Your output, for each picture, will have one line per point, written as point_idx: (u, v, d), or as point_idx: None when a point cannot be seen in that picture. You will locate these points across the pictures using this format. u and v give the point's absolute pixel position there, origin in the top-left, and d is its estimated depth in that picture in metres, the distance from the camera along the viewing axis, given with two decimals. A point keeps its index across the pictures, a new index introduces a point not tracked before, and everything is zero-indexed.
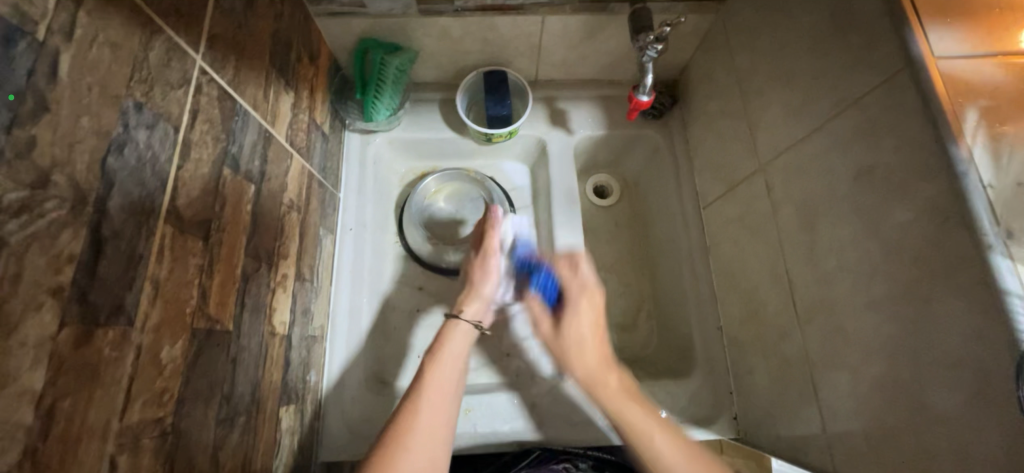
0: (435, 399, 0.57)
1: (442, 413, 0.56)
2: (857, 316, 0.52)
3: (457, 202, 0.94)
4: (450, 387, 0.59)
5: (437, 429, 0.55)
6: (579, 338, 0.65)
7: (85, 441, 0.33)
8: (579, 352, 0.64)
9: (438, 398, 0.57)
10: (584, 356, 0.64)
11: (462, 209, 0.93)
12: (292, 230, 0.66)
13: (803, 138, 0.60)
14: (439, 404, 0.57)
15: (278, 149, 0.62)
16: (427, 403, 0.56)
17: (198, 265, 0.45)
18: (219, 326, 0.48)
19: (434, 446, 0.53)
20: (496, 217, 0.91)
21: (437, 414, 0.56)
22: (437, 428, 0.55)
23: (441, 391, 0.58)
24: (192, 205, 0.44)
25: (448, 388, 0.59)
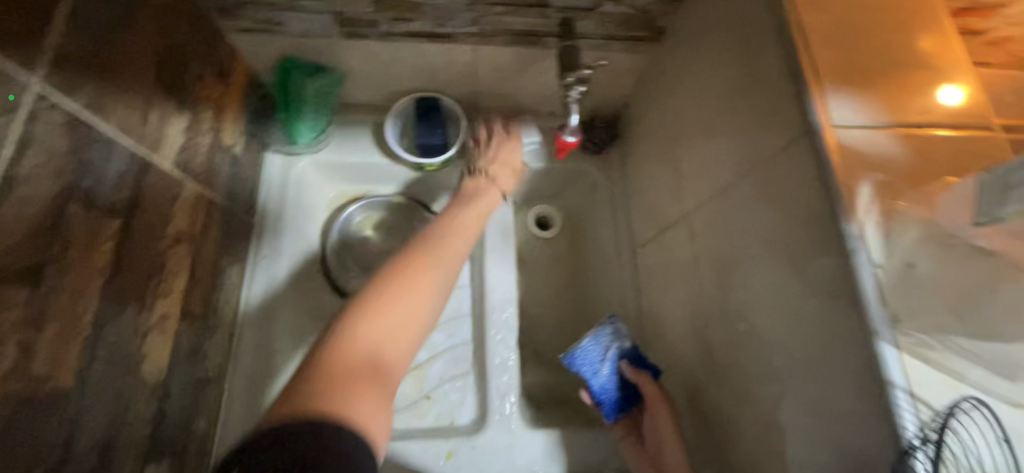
0: (434, 275, 0.52)
1: (428, 297, 0.51)
2: (760, 381, 0.50)
3: (386, 235, 0.91)
4: (440, 289, 0.52)
5: (409, 324, 0.48)
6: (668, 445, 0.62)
7: None
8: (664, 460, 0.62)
9: (398, 336, 0.47)
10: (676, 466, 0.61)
11: (391, 241, 0.90)
12: (178, 264, 0.60)
13: (721, 191, 0.59)
14: (427, 288, 0.51)
15: (161, 177, 0.57)
16: (416, 289, 0.50)
17: (15, 319, 0.39)
18: (52, 384, 0.42)
19: (405, 333, 0.47)
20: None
21: (420, 297, 0.50)
22: (413, 313, 0.48)
23: (403, 332, 0.47)
24: (11, 251, 0.38)
25: (416, 325, 0.48)
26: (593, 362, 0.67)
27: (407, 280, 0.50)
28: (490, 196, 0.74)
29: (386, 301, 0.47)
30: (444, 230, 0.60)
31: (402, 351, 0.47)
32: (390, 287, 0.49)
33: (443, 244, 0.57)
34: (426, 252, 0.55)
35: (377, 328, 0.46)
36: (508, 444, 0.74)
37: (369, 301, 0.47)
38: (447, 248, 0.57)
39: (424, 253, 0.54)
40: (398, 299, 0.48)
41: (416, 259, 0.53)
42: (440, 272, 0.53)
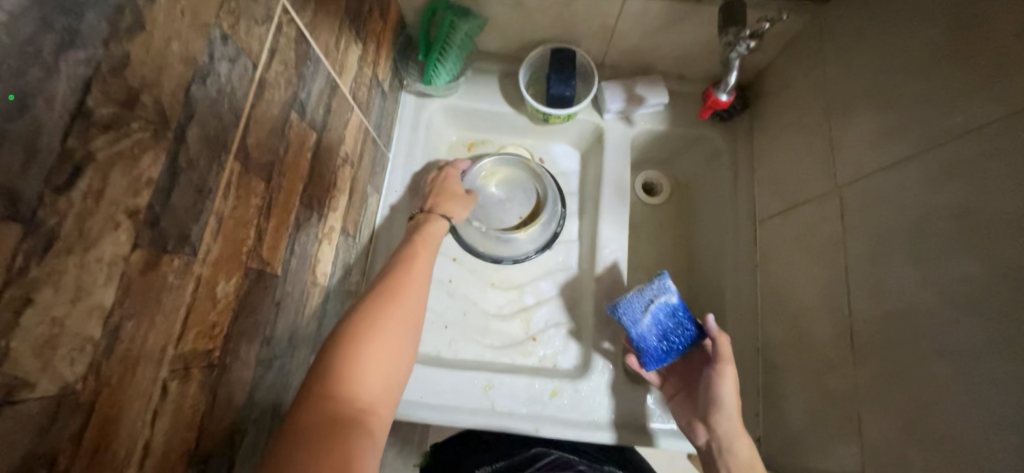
0: (414, 292, 0.56)
1: (416, 318, 0.54)
2: (927, 361, 0.49)
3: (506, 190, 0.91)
4: (422, 297, 0.56)
5: (407, 337, 0.52)
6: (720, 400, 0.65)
7: (142, 363, 0.33)
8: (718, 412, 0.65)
9: (396, 327, 0.51)
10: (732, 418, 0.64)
11: (512, 197, 0.91)
12: (343, 184, 0.66)
13: (896, 164, 0.56)
14: (414, 302, 0.55)
15: (341, 100, 0.61)
16: (404, 310, 0.53)
17: (257, 206, 0.45)
18: (269, 268, 0.49)
19: (401, 353, 0.50)
20: (548, 207, 0.88)
21: (412, 310, 0.54)
22: (405, 329, 0.52)
23: (390, 353, 0.49)
24: (260, 145, 0.44)
25: (405, 334, 0.52)
26: (633, 312, 0.72)
27: (397, 294, 0.54)
28: (456, 180, 0.82)
29: (384, 312, 0.51)
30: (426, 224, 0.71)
31: (398, 366, 0.50)
32: (375, 300, 0.52)
33: (416, 258, 0.61)
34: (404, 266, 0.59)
35: (378, 367, 0.48)
36: (607, 395, 0.77)
37: (365, 323, 0.49)
38: (418, 262, 0.61)
39: (399, 271, 0.58)
40: (393, 316, 0.51)
41: (389, 282, 0.55)
42: (410, 317, 0.53)
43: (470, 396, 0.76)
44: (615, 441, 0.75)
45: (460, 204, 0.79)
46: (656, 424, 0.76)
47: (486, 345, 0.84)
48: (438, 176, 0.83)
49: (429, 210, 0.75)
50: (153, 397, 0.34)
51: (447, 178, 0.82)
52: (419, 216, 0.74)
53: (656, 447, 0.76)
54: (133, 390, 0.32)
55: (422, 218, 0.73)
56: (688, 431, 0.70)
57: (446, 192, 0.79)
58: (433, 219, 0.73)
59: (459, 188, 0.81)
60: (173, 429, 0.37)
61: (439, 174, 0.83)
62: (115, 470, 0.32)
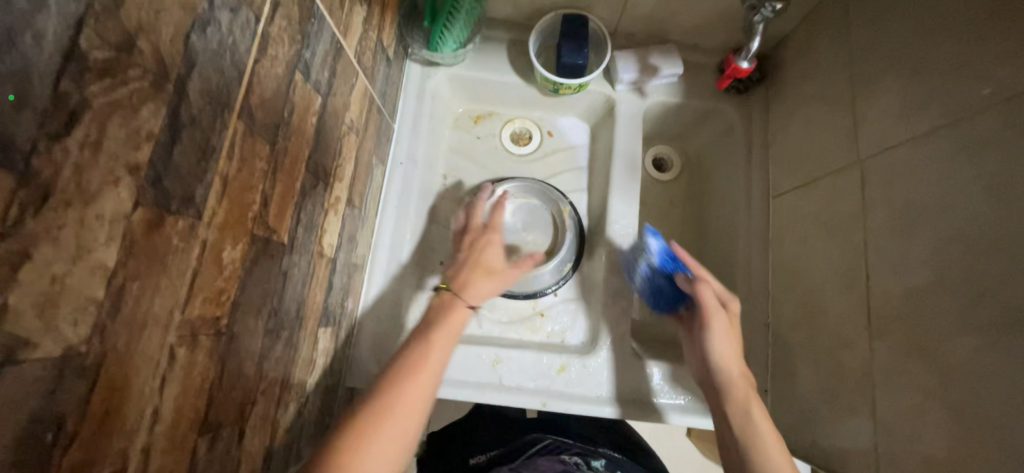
0: (415, 400, 0.54)
1: (413, 428, 0.54)
2: (951, 335, 0.48)
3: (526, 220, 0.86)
4: (434, 388, 0.57)
5: (396, 446, 0.52)
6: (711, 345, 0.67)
7: (148, 327, 0.32)
8: (716, 359, 0.66)
9: (403, 415, 0.53)
10: (731, 365, 0.65)
11: (530, 229, 0.86)
12: (348, 153, 0.64)
13: (925, 133, 0.54)
14: (415, 405, 0.54)
15: (346, 64, 0.59)
16: (399, 418, 0.53)
17: (263, 170, 0.43)
18: (275, 236, 0.47)
19: (393, 452, 0.52)
20: (554, 262, 0.83)
21: (418, 403, 0.54)
22: (396, 440, 0.52)
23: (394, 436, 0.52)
24: (264, 106, 0.42)
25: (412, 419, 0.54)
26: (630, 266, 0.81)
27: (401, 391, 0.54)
28: (495, 250, 0.70)
29: (380, 421, 0.52)
30: (445, 312, 0.62)
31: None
32: (389, 381, 0.55)
33: (430, 346, 0.58)
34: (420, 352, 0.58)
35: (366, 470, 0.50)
36: (618, 370, 0.77)
37: (376, 405, 0.53)
38: (434, 353, 0.58)
39: (414, 362, 0.56)
40: (392, 421, 0.52)
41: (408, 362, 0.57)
42: (417, 407, 0.54)
43: (478, 371, 0.76)
44: (619, 415, 0.75)
45: (494, 282, 0.68)
46: (661, 399, 0.76)
47: (493, 320, 0.84)
48: (479, 237, 0.71)
49: (454, 288, 0.65)
50: (160, 363, 0.33)
51: (485, 245, 0.70)
52: (443, 294, 0.64)
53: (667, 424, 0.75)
54: (141, 355, 0.31)
55: (444, 295, 0.64)
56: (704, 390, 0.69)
57: (482, 270, 0.67)
58: (451, 304, 0.63)
59: (497, 263, 0.69)
60: (183, 397, 0.36)
61: (482, 234, 0.72)
62: (125, 436, 0.31)
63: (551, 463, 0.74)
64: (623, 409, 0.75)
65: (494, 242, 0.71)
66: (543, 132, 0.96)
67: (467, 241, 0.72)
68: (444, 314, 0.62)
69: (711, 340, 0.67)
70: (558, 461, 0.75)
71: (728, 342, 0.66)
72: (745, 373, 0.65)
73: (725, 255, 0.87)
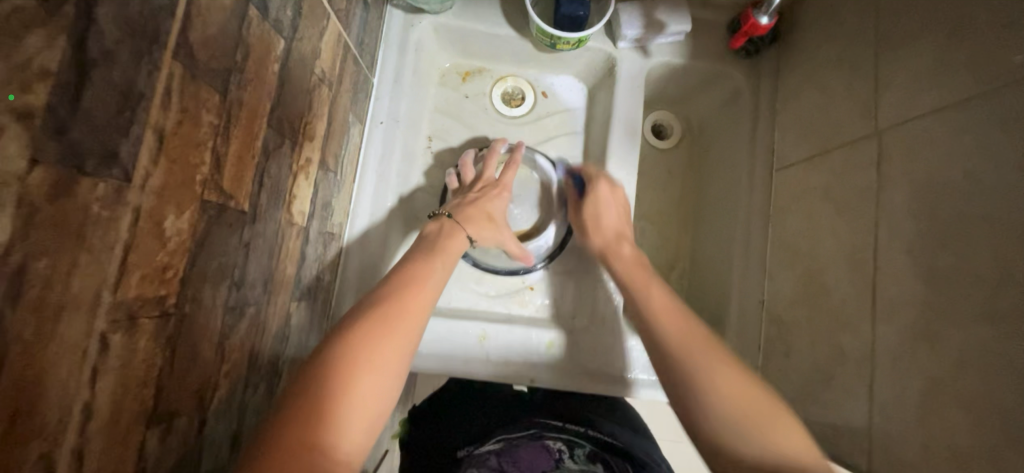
0: (406, 326, 0.49)
1: (400, 365, 0.47)
2: (964, 322, 0.46)
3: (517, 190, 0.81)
4: (420, 326, 0.51)
5: (388, 380, 0.46)
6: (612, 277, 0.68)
7: (67, 312, 0.26)
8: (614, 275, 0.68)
9: (390, 356, 0.47)
10: (622, 256, 0.68)
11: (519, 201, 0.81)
12: (320, 108, 0.56)
13: (954, 104, 0.50)
14: (406, 333, 0.49)
15: (315, 2, 0.51)
16: (390, 346, 0.47)
17: (212, 124, 0.36)
18: (233, 203, 0.41)
19: (386, 384, 0.46)
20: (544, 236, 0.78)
21: (404, 343, 0.48)
22: (386, 372, 0.46)
23: (376, 383, 0.45)
24: (209, 45, 0.34)
25: (397, 361, 0.47)
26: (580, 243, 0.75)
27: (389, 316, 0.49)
28: (501, 203, 0.70)
29: (369, 347, 0.46)
30: (448, 237, 0.62)
31: (358, 444, 0.43)
32: (373, 319, 0.48)
33: (425, 274, 0.55)
34: (414, 280, 0.54)
35: (356, 406, 0.43)
36: (596, 344, 0.75)
37: (355, 343, 0.46)
38: (427, 281, 0.55)
39: (405, 286, 0.53)
40: (381, 346, 0.47)
41: (392, 299, 0.51)
42: (401, 347, 0.48)
43: (466, 345, 0.73)
44: (576, 388, 0.74)
45: (490, 229, 0.68)
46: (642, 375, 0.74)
47: (481, 294, 0.80)
48: (489, 187, 0.71)
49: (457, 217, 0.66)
50: (89, 352, 0.28)
51: (493, 195, 0.70)
52: (444, 221, 0.65)
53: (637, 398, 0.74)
54: (59, 345, 0.26)
55: (445, 223, 0.64)
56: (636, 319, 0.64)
57: (483, 215, 0.67)
58: (453, 232, 0.63)
59: (499, 215, 0.69)
60: (123, 388, 0.31)
61: (492, 186, 0.71)
62: (47, 439, 0.26)
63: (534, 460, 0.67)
64: (601, 384, 0.73)
65: (501, 196, 0.71)
66: (537, 92, 0.89)
67: (477, 188, 0.72)
68: (442, 243, 0.61)
69: (601, 200, 0.73)
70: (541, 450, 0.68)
71: (609, 211, 0.72)
72: (643, 263, 0.67)
73: (721, 229, 0.84)
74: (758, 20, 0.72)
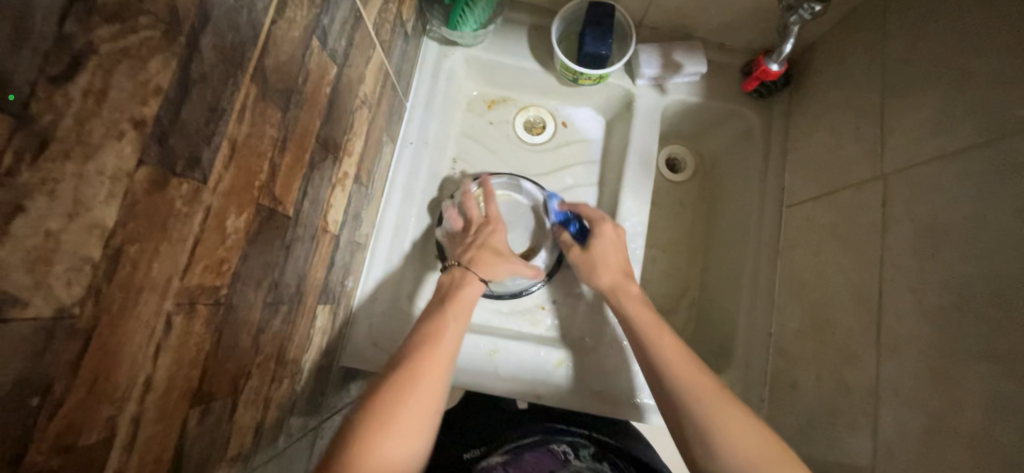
0: (431, 380, 0.52)
1: (433, 403, 0.51)
2: (966, 361, 0.47)
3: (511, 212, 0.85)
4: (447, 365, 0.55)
5: (424, 416, 0.49)
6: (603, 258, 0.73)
7: (145, 293, 0.30)
8: (604, 266, 0.73)
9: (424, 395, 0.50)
10: (608, 269, 0.72)
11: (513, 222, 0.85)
12: (359, 127, 0.62)
13: (956, 152, 0.53)
14: (435, 387, 0.52)
15: (364, 35, 0.56)
16: (424, 386, 0.51)
17: (273, 137, 0.41)
18: (281, 208, 0.46)
19: (422, 420, 0.49)
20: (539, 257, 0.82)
21: (435, 382, 0.52)
22: (420, 410, 0.49)
23: (413, 419, 0.48)
24: (279, 70, 0.40)
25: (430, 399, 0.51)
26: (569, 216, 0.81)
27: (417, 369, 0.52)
28: (499, 237, 0.72)
29: (405, 389, 0.50)
30: (461, 285, 0.65)
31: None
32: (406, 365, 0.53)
33: (445, 327, 0.58)
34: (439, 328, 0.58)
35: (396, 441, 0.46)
36: (601, 364, 0.77)
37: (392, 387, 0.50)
38: (447, 334, 0.58)
39: (428, 341, 0.56)
40: (409, 399, 0.49)
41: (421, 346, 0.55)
42: (432, 386, 0.52)
43: (475, 359, 0.75)
44: (582, 409, 0.75)
45: (505, 262, 0.70)
46: (646, 399, 0.75)
47: (494, 310, 0.83)
48: (482, 226, 0.73)
49: (468, 264, 0.68)
50: (156, 330, 0.32)
51: (489, 232, 0.72)
52: (455, 271, 0.67)
53: (645, 423, 0.75)
54: (136, 321, 0.30)
55: (456, 272, 0.67)
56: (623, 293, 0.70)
57: (489, 251, 0.70)
58: (466, 278, 0.66)
59: (504, 248, 0.71)
60: (176, 366, 0.35)
61: (485, 224, 0.73)
62: (115, 403, 0.30)
63: (540, 461, 0.62)
64: (605, 405, 0.74)
65: (497, 230, 0.73)
66: (557, 122, 0.94)
67: (472, 232, 0.74)
68: (456, 291, 0.64)
69: (605, 252, 0.73)
70: (547, 455, 0.64)
71: (614, 253, 0.73)
72: (627, 276, 0.71)
73: (732, 261, 0.85)
74: (768, 66, 0.76)
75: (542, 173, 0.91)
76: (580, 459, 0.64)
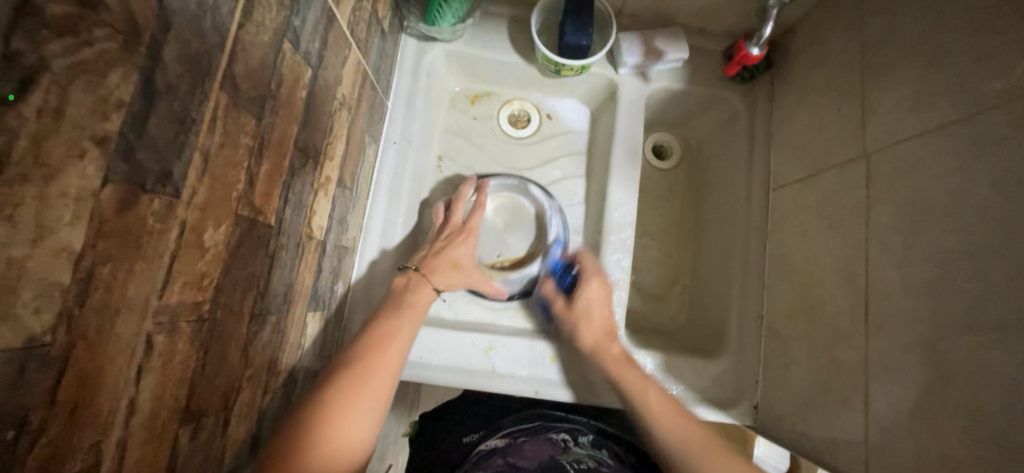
0: (377, 387, 0.55)
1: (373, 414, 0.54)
2: (953, 334, 0.47)
3: (508, 220, 0.86)
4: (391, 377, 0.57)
5: (360, 427, 0.53)
6: (591, 315, 0.74)
7: (122, 314, 0.29)
8: (587, 322, 0.74)
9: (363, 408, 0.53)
10: (591, 327, 0.73)
11: (511, 230, 0.86)
12: (340, 130, 0.60)
13: (936, 128, 0.53)
14: (375, 398, 0.55)
15: (338, 34, 0.55)
16: (365, 397, 0.54)
17: (248, 146, 0.40)
18: (262, 217, 0.44)
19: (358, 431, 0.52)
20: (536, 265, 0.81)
21: (377, 394, 0.55)
22: (359, 422, 0.52)
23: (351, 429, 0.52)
24: (250, 75, 0.38)
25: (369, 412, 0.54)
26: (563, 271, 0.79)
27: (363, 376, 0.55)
28: (468, 248, 0.73)
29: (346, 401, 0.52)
30: (411, 294, 0.65)
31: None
32: (349, 373, 0.54)
33: (398, 332, 0.61)
34: (388, 337, 0.60)
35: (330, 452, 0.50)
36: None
37: (332, 395, 0.52)
38: (397, 340, 0.60)
39: (374, 352, 0.57)
40: (353, 407, 0.53)
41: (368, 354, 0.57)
42: (373, 397, 0.54)
43: (470, 357, 0.75)
44: (580, 401, 0.75)
45: (459, 277, 0.71)
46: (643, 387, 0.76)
47: (487, 307, 0.83)
48: (455, 233, 0.74)
49: (424, 270, 0.69)
50: (136, 352, 0.31)
51: (459, 241, 0.73)
52: (410, 275, 0.68)
53: None
54: (115, 342, 0.29)
55: (411, 277, 0.67)
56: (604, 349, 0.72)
57: (449, 262, 0.70)
58: (416, 287, 0.66)
59: (465, 262, 0.72)
60: (162, 386, 0.34)
61: (459, 232, 0.74)
62: (98, 429, 0.29)
63: (540, 449, 0.64)
64: (604, 395, 0.75)
65: (467, 241, 0.73)
66: (542, 115, 0.93)
67: (444, 234, 0.75)
68: (410, 297, 0.65)
69: (590, 301, 0.75)
70: (547, 443, 0.66)
71: (597, 307, 0.75)
72: (610, 336, 0.73)
73: (722, 245, 0.86)
74: (749, 50, 0.76)
75: (529, 167, 0.90)
76: (579, 446, 0.66)
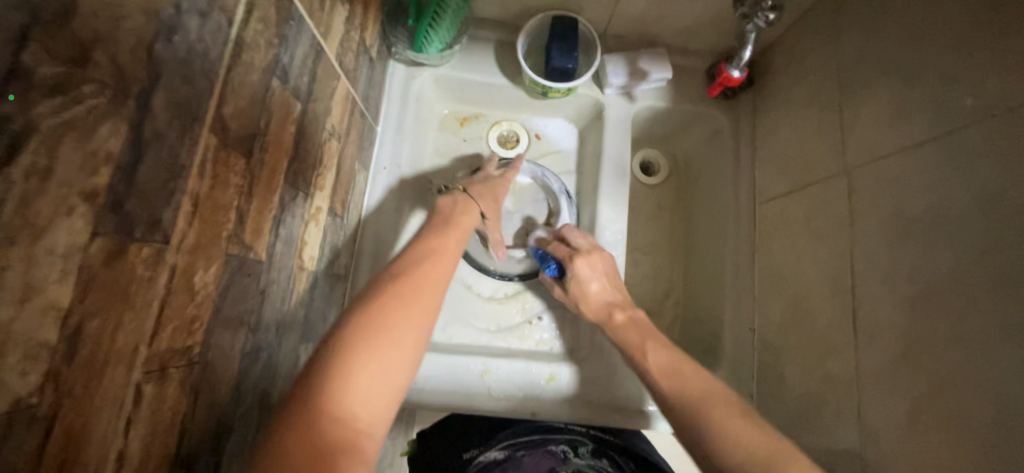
0: (427, 294, 0.49)
1: (426, 325, 0.47)
2: (942, 349, 0.48)
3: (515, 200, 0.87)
4: (441, 286, 0.51)
5: (415, 337, 0.45)
6: (590, 293, 0.73)
7: (110, 366, 0.29)
8: (586, 299, 0.74)
9: (415, 316, 0.46)
10: (591, 302, 0.73)
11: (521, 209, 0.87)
12: (330, 159, 0.61)
13: (912, 147, 0.55)
14: (427, 305, 0.48)
15: (326, 67, 0.55)
16: (417, 305, 0.47)
17: (238, 186, 0.40)
18: (252, 254, 0.44)
19: (410, 342, 0.45)
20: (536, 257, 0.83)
21: (427, 303, 0.48)
22: (410, 333, 0.45)
23: (405, 338, 0.44)
24: (239, 116, 0.39)
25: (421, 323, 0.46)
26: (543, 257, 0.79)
27: (419, 286, 0.49)
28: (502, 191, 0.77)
29: (396, 307, 0.46)
30: (461, 213, 0.65)
31: (383, 403, 0.42)
32: (400, 281, 0.49)
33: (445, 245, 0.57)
34: (436, 250, 0.55)
35: (380, 362, 0.42)
36: (594, 376, 0.77)
37: (382, 300, 0.46)
38: (445, 253, 0.55)
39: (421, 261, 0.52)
40: (404, 313, 0.46)
41: (415, 265, 0.52)
42: (424, 307, 0.47)
43: (466, 381, 0.74)
44: (578, 421, 0.75)
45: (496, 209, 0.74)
46: (652, 406, 0.76)
47: (482, 330, 0.83)
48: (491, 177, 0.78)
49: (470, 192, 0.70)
50: (125, 403, 0.30)
51: (496, 182, 0.76)
52: (458, 194, 0.68)
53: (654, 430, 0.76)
54: (103, 396, 0.29)
55: (460, 198, 0.67)
56: (609, 314, 0.72)
57: (490, 195, 0.73)
58: (466, 206, 0.67)
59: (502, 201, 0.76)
60: (151, 435, 0.33)
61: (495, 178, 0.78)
62: None
63: (539, 462, 0.67)
64: (600, 415, 0.75)
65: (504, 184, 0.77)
66: (530, 135, 0.94)
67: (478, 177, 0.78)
68: (458, 217, 0.64)
69: (580, 281, 0.74)
70: (546, 455, 0.69)
71: (591, 283, 0.73)
72: (614, 305, 0.72)
73: (711, 260, 0.87)
74: (730, 72, 0.78)
75: None
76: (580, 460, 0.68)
